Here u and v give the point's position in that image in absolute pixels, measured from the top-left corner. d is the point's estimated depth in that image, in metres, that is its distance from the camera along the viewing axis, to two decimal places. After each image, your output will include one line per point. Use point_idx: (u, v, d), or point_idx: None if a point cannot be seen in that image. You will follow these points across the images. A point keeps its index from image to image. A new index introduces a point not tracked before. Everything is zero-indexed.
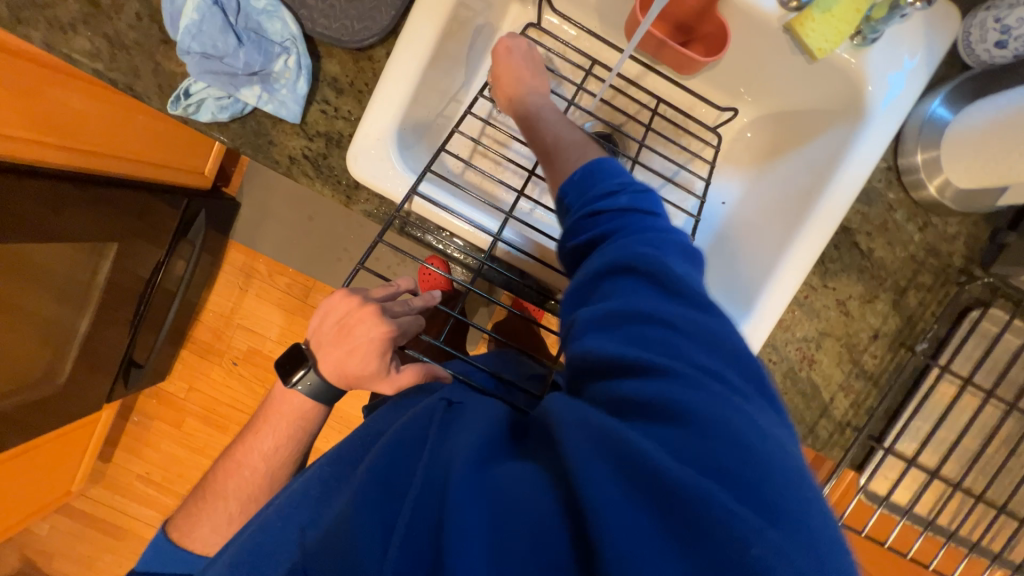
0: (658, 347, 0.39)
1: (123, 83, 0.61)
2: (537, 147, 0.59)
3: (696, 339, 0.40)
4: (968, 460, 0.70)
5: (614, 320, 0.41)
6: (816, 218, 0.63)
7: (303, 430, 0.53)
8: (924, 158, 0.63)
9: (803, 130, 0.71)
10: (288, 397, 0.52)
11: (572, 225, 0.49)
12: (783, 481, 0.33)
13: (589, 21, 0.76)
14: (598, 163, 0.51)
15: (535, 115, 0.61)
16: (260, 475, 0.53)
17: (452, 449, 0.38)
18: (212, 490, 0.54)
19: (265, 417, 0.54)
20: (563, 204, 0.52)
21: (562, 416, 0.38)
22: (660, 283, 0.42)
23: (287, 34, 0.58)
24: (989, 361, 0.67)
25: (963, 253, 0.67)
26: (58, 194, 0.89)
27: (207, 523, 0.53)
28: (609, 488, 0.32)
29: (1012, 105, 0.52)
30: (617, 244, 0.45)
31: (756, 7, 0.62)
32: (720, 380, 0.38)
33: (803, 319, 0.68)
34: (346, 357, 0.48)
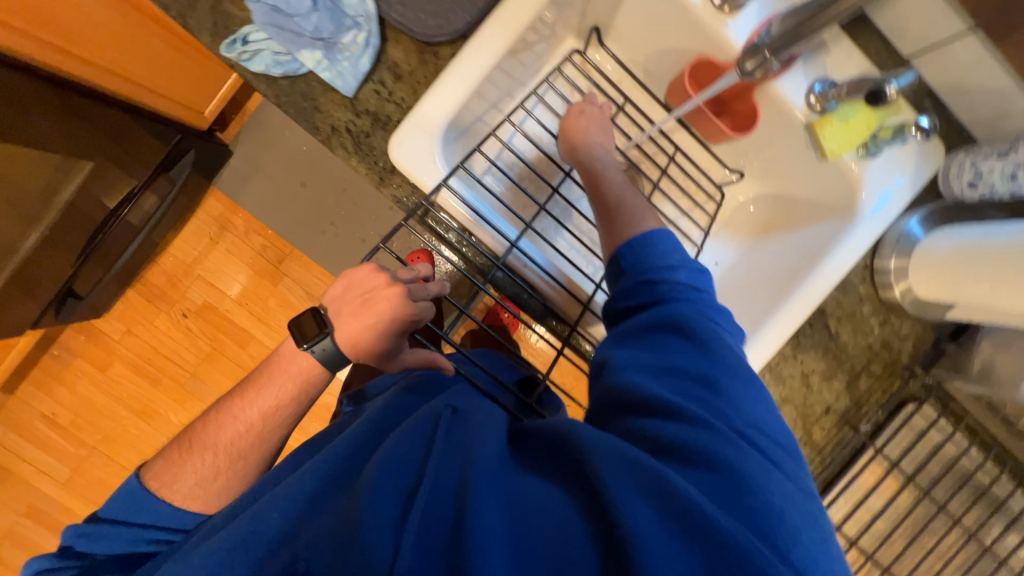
0: (700, 403, 0.43)
1: (176, 11, 0.58)
2: (602, 205, 0.65)
3: (735, 406, 0.43)
4: (880, 535, 0.78)
5: (657, 370, 0.45)
6: (799, 297, 0.71)
7: (306, 394, 0.51)
8: (896, 264, 0.71)
9: (801, 216, 0.79)
10: (295, 358, 0.50)
11: (628, 278, 0.54)
12: (807, 542, 0.36)
13: (635, 69, 0.82)
14: (660, 231, 0.57)
15: (600, 170, 0.67)
16: (258, 432, 0.51)
17: (465, 453, 0.41)
18: (200, 442, 0.51)
19: (268, 374, 0.51)
20: (616, 259, 0.57)
21: (590, 442, 0.39)
22: (704, 347, 0.46)
23: (362, 10, 0.59)
24: (914, 452, 0.75)
25: (910, 351, 0.75)
26: (16, 89, 0.82)
27: (187, 477, 0.49)
28: (656, 526, 0.34)
29: (979, 240, 0.61)
30: (664, 305, 0.50)
31: (786, 100, 0.68)
32: (759, 449, 0.42)
33: (770, 383, 0.74)
34: (362, 327, 0.47)
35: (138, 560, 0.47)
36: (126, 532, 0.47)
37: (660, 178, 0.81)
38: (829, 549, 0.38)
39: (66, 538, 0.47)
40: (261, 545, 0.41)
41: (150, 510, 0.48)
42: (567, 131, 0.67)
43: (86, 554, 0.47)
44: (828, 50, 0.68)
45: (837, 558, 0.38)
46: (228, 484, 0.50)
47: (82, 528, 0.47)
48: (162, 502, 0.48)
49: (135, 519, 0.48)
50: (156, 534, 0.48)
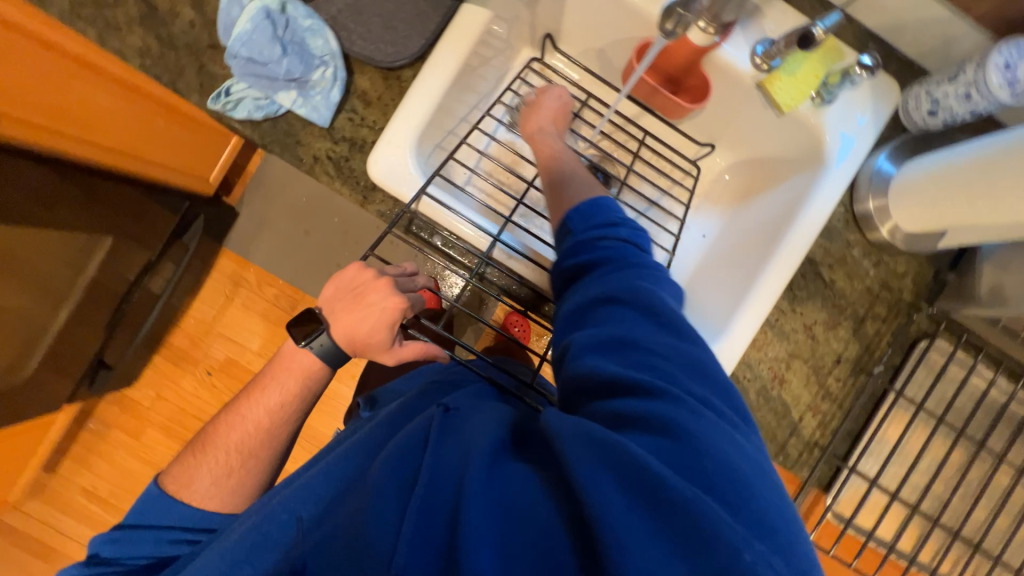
0: (653, 372, 0.43)
1: (167, 78, 0.66)
2: (552, 178, 0.67)
3: (684, 369, 0.44)
4: (923, 486, 0.75)
5: (612, 345, 0.45)
6: (784, 249, 0.71)
7: (309, 390, 0.54)
8: (875, 205, 0.72)
9: (773, 174, 0.81)
10: (295, 357, 0.53)
11: (576, 246, 0.55)
12: (762, 495, 0.38)
13: (591, 65, 0.87)
14: (599, 201, 0.58)
15: (557, 153, 0.70)
16: (267, 429, 0.54)
17: (463, 453, 0.40)
18: (214, 443, 0.54)
19: (271, 375, 0.54)
20: (565, 227, 0.58)
21: (562, 430, 0.40)
22: (651, 314, 0.46)
23: (327, 49, 0.65)
24: (938, 391, 0.74)
25: (911, 289, 0.74)
26: (50, 186, 0.90)
27: (208, 476, 0.53)
28: (614, 495, 0.35)
29: (954, 165, 0.61)
30: (608, 274, 0.51)
31: (732, 66, 0.72)
32: (718, 412, 0.42)
33: (773, 339, 0.74)
34: (356, 320, 0.50)
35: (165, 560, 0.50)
36: (152, 533, 0.51)
37: (632, 162, 0.84)
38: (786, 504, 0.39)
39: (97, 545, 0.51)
40: (280, 545, 0.43)
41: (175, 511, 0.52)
42: (544, 139, 0.71)
43: (115, 560, 0.50)
44: (764, 13, 0.71)
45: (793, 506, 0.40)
46: (248, 482, 0.54)
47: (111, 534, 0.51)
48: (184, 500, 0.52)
49: (159, 521, 0.51)
50: (176, 535, 0.51)
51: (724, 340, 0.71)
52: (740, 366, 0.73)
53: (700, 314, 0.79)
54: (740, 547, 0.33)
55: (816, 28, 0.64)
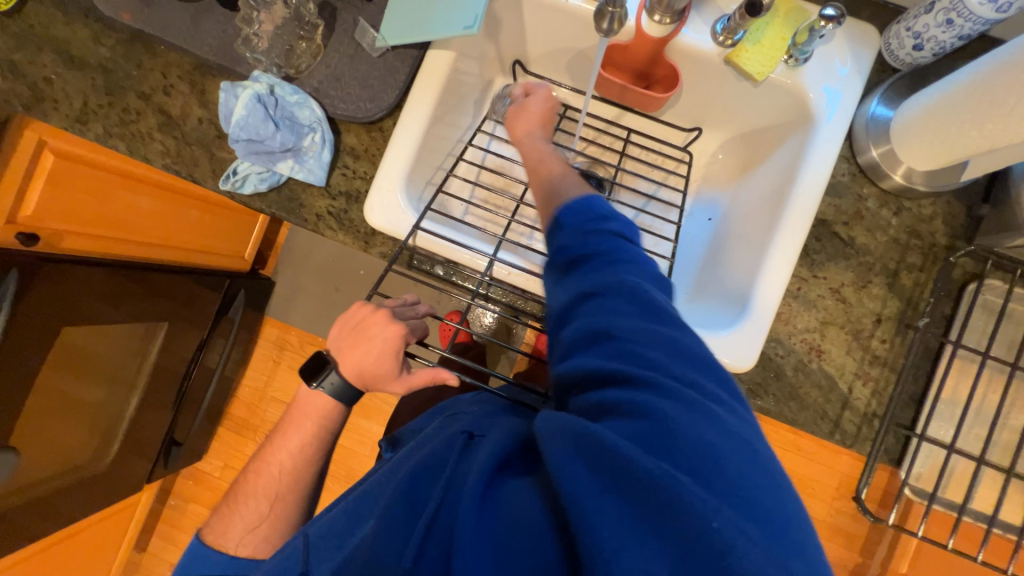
0: (631, 356, 0.42)
1: (186, 172, 0.75)
2: (538, 182, 0.62)
3: (664, 348, 0.42)
4: (1011, 443, 0.67)
5: (589, 333, 0.43)
6: (790, 215, 0.69)
7: (325, 430, 0.57)
8: (879, 152, 0.68)
9: (766, 143, 0.79)
10: (311, 399, 0.56)
11: (565, 242, 0.49)
12: (749, 475, 0.37)
13: (562, 79, 0.90)
14: (592, 196, 0.52)
15: (542, 156, 0.65)
16: (285, 472, 0.57)
17: (466, 472, 0.41)
18: (245, 492, 0.58)
19: (291, 420, 0.58)
20: (554, 227, 0.52)
21: (545, 425, 0.40)
22: (626, 294, 0.44)
23: (314, 117, 0.71)
24: (1002, 336, 0.67)
25: (944, 231, 0.68)
26: (109, 286, 0.98)
27: (241, 525, 0.57)
28: (589, 488, 0.35)
29: (957, 93, 0.56)
30: (600, 270, 0.46)
31: (697, 49, 0.73)
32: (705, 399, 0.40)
33: (800, 310, 0.69)
34: (359, 355, 0.52)
35: None
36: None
37: (620, 161, 0.85)
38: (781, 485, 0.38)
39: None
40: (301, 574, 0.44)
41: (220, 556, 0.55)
42: (530, 147, 0.67)
43: None
44: None
45: (788, 479, 0.39)
46: (276, 523, 0.57)
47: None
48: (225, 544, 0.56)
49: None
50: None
51: (746, 320, 0.68)
52: (769, 343, 0.69)
53: (718, 298, 0.76)
54: (719, 527, 0.33)
55: None
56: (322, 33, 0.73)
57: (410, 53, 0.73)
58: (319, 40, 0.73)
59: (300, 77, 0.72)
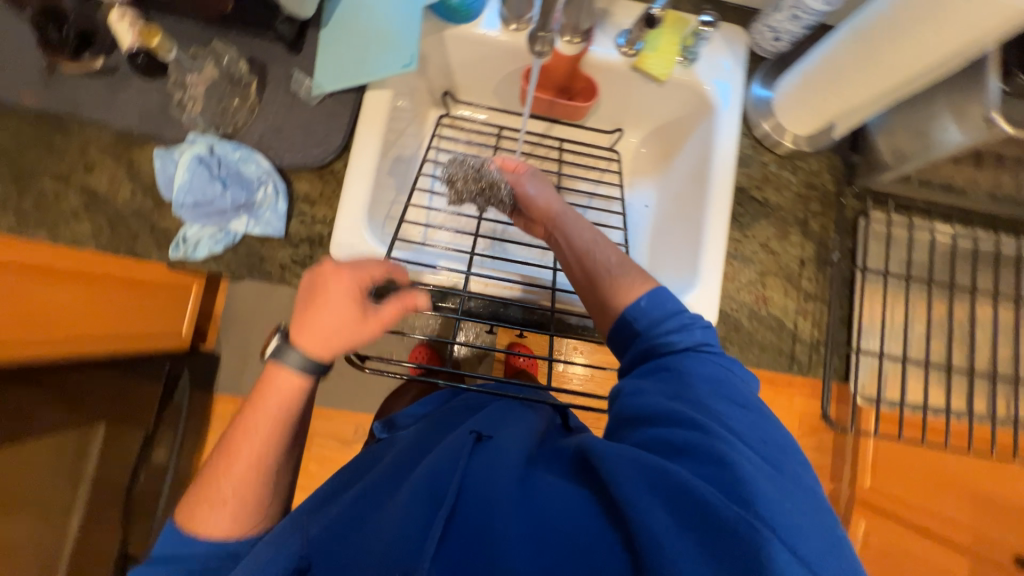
0: (712, 413, 0.45)
1: (127, 249, 0.71)
2: (587, 280, 0.59)
3: (745, 413, 0.46)
4: (923, 340, 0.81)
5: (670, 386, 0.48)
6: (715, 188, 0.79)
7: (297, 409, 0.50)
8: (770, 125, 0.82)
9: (679, 132, 0.91)
10: (275, 372, 0.49)
11: (644, 309, 0.53)
12: (819, 530, 0.39)
13: (492, 102, 0.96)
14: (661, 290, 0.54)
15: (588, 248, 0.61)
16: (250, 448, 0.48)
17: (495, 473, 0.42)
18: (213, 485, 0.48)
19: (260, 399, 0.50)
20: (625, 325, 0.54)
21: (608, 458, 0.42)
22: (706, 360, 0.49)
23: (262, 170, 0.70)
24: (894, 255, 0.81)
25: (832, 179, 0.82)
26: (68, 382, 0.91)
27: (205, 512, 0.48)
28: (663, 522, 0.37)
29: (818, 65, 0.69)
30: (684, 350, 0.50)
31: (606, 61, 0.83)
32: (760, 449, 0.43)
33: (741, 267, 0.80)
34: (327, 319, 0.48)
35: None
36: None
37: (559, 168, 0.94)
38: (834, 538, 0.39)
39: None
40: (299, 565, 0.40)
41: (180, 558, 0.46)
42: (572, 235, 0.63)
43: None
44: (612, 12, 0.83)
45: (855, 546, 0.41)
46: (251, 507, 0.48)
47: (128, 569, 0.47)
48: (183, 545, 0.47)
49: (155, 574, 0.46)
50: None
51: (701, 284, 0.76)
52: (724, 301, 0.79)
53: (672, 271, 0.85)
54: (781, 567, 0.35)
55: (654, 12, 0.73)
56: (256, 89, 0.73)
57: (348, 96, 0.75)
58: (253, 95, 0.73)
59: (239, 133, 0.71)
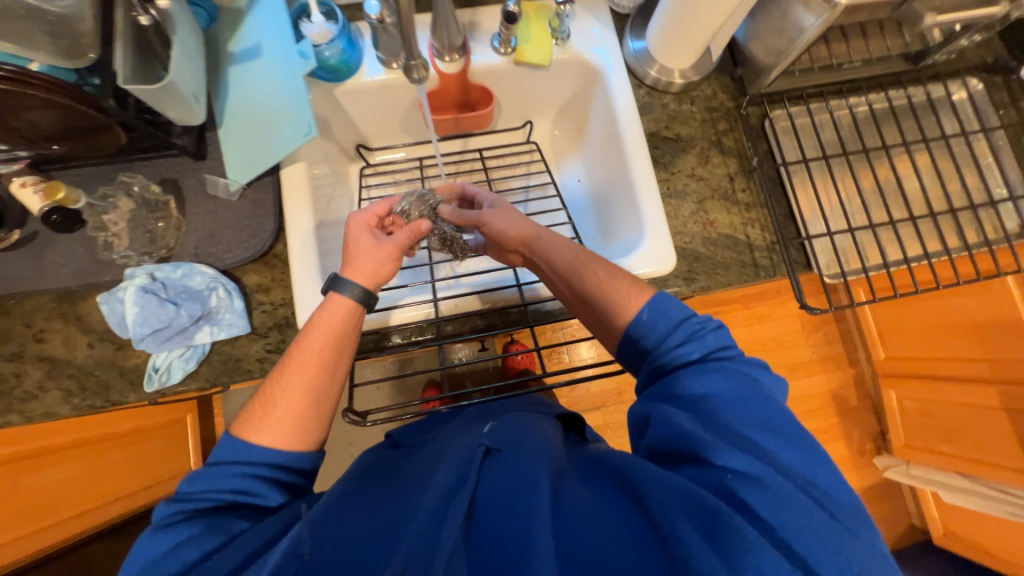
0: (745, 440, 0.51)
1: (101, 398, 0.70)
2: (576, 294, 0.68)
3: (776, 439, 0.51)
4: (860, 206, 0.86)
5: (699, 412, 0.54)
6: (629, 142, 0.84)
7: (347, 336, 0.66)
8: (657, 69, 0.86)
9: (582, 105, 0.96)
10: (335, 308, 0.66)
11: (658, 339, 0.60)
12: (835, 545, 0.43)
13: (404, 139, 1.00)
14: (658, 301, 0.62)
15: (573, 264, 0.69)
16: (312, 381, 0.62)
17: (518, 484, 0.50)
18: (275, 406, 0.61)
19: (313, 335, 0.65)
20: (636, 339, 0.62)
21: (644, 477, 0.49)
22: (733, 388, 0.55)
23: (209, 277, 0.71)
24: (806, 142, 0.87)
25: (727, 97, 0.88)
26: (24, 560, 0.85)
27: (260, 417, 0.61)
28: (694, 536, 0.44)
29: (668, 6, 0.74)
30: (702, 369, 0.57)
31: (489, 66, 0.87)
32: (775, 465, 0.49)
33: (679, 202, 0.84)
34: (365, 264, 0.69)
35: (233, 493, 0.56)
36: (218, 472, 0.57)
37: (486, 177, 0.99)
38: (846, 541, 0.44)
39: (148, 549, 0.52)
40: (303, 554, 0.46)
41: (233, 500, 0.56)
42: (553, 252, 0.71)
43: (189, 494, 0.56)
44: (479, 20, 0.88)
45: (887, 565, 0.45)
46: (313, 423, 0.62)
47: (173, 504, 0.55)
48: (237, 488, 0.56)
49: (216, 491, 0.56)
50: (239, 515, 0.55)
51: (649, 231, 0.80)
52: (676, 238, 0.82)
53: (621, 231, 0.88)
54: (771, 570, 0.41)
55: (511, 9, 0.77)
56: (176, 205, 0.74)
57: (266, 180, 0.77)
58: (175, 211, 0.74)
59: (176, 252, 0.72)
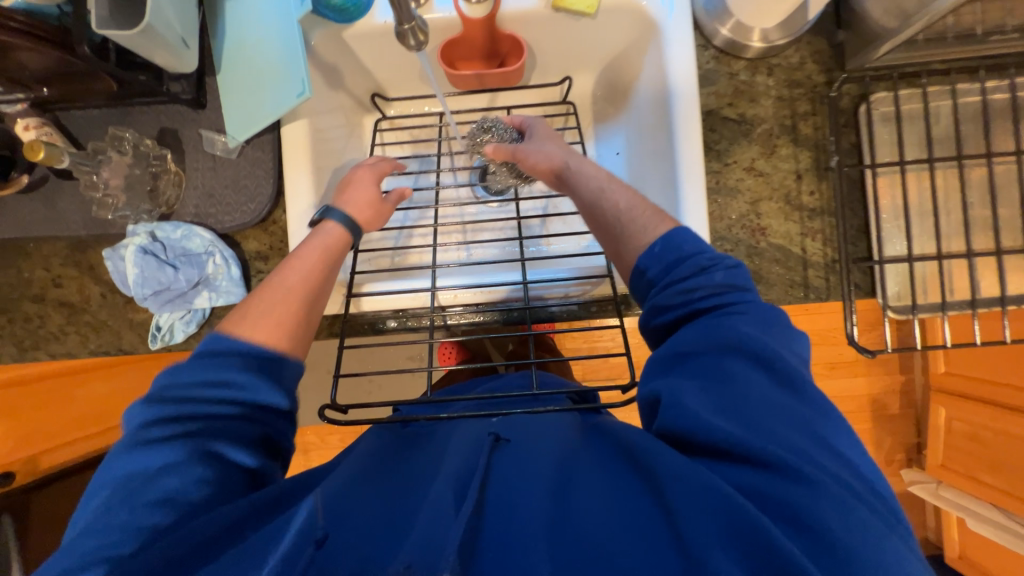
0: (775, 424, 0.44)
1: (113, 346, 0.73)
2: (600, 219, 0.62)
3: (807, 425, 0.44)
4: (961, 225, 0.69)
5: (717, 385, 0.47)
6: (680, 118, 0.70)
7: (340, 255, 0.62)
8: (729, 28, 0.69)
9: (632, 64, 0.80)
10: (329, 227, 0.62)
11: (667, 299, 0.53)
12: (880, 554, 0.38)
13: (424, 90, 0.89)
14: (676, 232, 0.56)
15: (601, 185, 0.63)
16: (309, 286, 0.58)
17: (525, 479, 0.48)
18: (265, 304, 0.55)
19: (311, 248, 0.60)
20: (647, 276, 0.56)
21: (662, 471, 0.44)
22: (758, 356, 0.47)
23: (206, 241, 0.69)
24: (910, 138, 0.69)
25: (818, 69, 0.70)
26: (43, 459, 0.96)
27: (251, 313, 0.54)
28: (719, 547, 0.39)
29: None
30: (715, 326, 0.50)
31: (522, 10, 0.75)
32: (816, 458, 0.42)
33: (728, 200, 0.71)
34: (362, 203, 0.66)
35: (206, 409, 0.48)
36: (193, 375, 0.49)
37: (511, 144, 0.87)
38: (880, 520, 0.40)
39: (121, 464, 0.46)
40: (319, 538, 0.44)
41: (209, 426, 0.48)
42: (579, 172, 0.65)
43: (163, 392, 0.48)
44: None
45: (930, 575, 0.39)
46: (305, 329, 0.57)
47: (138, 408, 0.48)
48: (215, 414, 0.49)
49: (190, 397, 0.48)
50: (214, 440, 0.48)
51: (686, 232, 0.69)
52: (715, 244, 0.71)
53: None
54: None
55: None
56: (174, 158, 0.70)
57: (265, 137, 0.71)
58: (173, 165, 0.70)
59: (176, 211, 0.70)
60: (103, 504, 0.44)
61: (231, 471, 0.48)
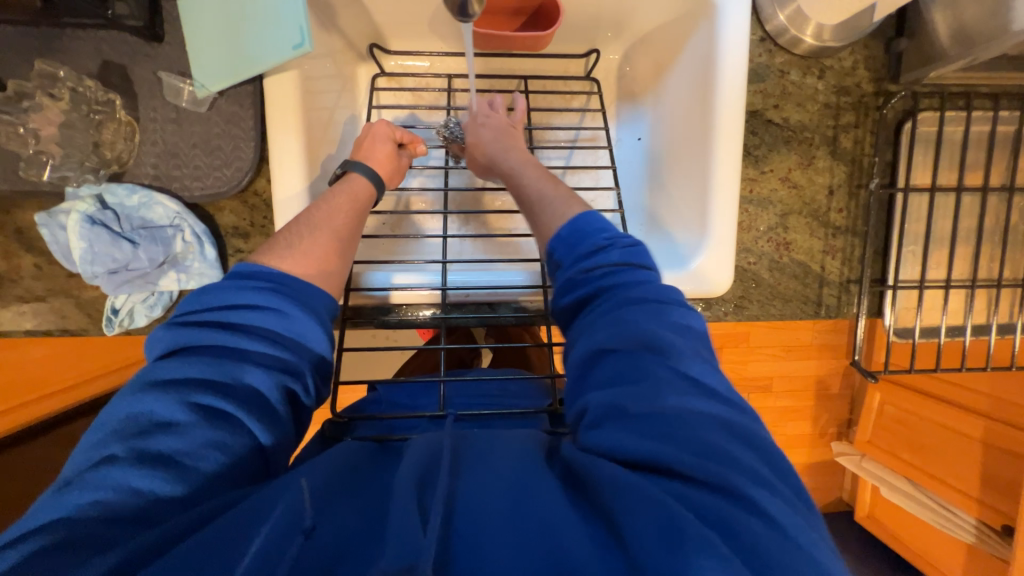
0: (708, 435, 0.34)
1: (55, 328, 0.62)
2: (524, 205, 0.58)
3: (738, 433, 0.35)
4: (970, 254, 0.71)
5: (625, 381, 0.37)
6: (721, 115, 0.63)
7: (363, 212, 0.58)
8: (787, 15, 0.62)
9: (671, 42, 0.71)
10: (358, 182, 0.59)
11: (567, 280, 0.46)
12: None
13: (432, 44, 0.76)
14: (585, 218, 0.50)
15: (518, 173, 0.60)
16: (337, 233, 0.53)
17: (478, 478, 0.35)
18: (291, 244, 0.50)
19: (336, 198, 0.57)
20: (552, 260, 0.49)
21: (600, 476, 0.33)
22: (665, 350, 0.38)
23: (172, 212, 0.58)
24: (943, 162, 0.68)
25: (869, 77, 0.66)
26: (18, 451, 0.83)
27: (276, 249, 0.50)
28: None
29: None
30: (617, 316, 0.41)
31: None
32: (752, 474, 0.33)
33: (760, 211, 0.68)
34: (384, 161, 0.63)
35: (209, 378, 0.40)
36: (219, 334, 0.42)
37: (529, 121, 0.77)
38: (817, 533, 0.31)
39: (125, 407, 0.38)
40: (306, 527, 0.31)
41: (227, 375, 0.40)
42: (498, 161, 0.62)
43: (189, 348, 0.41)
44: None
45: None
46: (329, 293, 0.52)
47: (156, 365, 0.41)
48: (242, 358, 0.41)
49: (204, 356, 0.41)
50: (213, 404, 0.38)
51: (711, 238, 0.63)
52: (740, 256, 0.68)
53: (671, 228, 0.70)
54: None
55: None
56: (124, 105, 0.57)
57: (244, 89, 0.58)
58: (124, 114, 0.57)
59: (129, 169, 0.58)
60: (93, 451, 0.36)
61: (244, 434, 0.39)
